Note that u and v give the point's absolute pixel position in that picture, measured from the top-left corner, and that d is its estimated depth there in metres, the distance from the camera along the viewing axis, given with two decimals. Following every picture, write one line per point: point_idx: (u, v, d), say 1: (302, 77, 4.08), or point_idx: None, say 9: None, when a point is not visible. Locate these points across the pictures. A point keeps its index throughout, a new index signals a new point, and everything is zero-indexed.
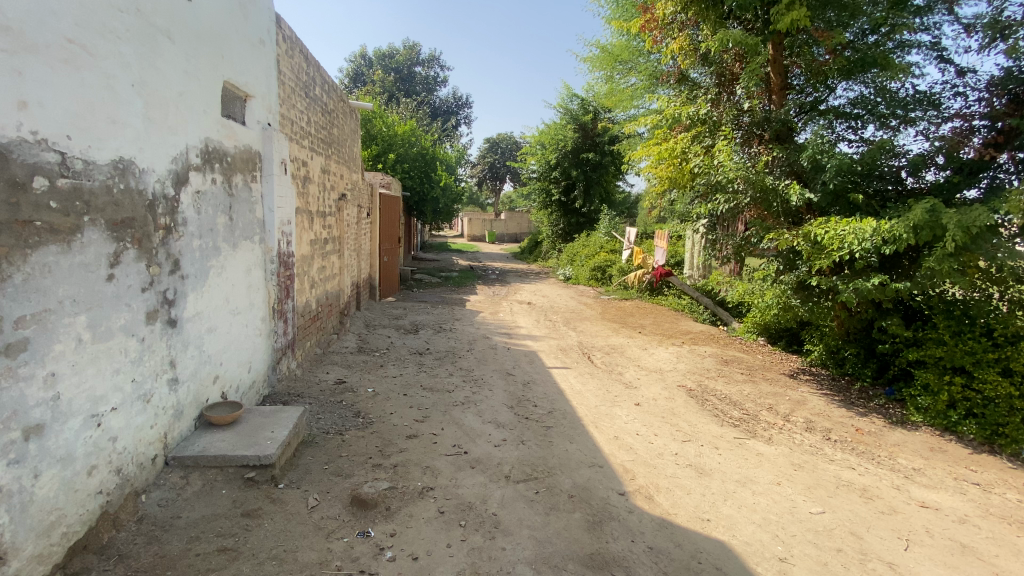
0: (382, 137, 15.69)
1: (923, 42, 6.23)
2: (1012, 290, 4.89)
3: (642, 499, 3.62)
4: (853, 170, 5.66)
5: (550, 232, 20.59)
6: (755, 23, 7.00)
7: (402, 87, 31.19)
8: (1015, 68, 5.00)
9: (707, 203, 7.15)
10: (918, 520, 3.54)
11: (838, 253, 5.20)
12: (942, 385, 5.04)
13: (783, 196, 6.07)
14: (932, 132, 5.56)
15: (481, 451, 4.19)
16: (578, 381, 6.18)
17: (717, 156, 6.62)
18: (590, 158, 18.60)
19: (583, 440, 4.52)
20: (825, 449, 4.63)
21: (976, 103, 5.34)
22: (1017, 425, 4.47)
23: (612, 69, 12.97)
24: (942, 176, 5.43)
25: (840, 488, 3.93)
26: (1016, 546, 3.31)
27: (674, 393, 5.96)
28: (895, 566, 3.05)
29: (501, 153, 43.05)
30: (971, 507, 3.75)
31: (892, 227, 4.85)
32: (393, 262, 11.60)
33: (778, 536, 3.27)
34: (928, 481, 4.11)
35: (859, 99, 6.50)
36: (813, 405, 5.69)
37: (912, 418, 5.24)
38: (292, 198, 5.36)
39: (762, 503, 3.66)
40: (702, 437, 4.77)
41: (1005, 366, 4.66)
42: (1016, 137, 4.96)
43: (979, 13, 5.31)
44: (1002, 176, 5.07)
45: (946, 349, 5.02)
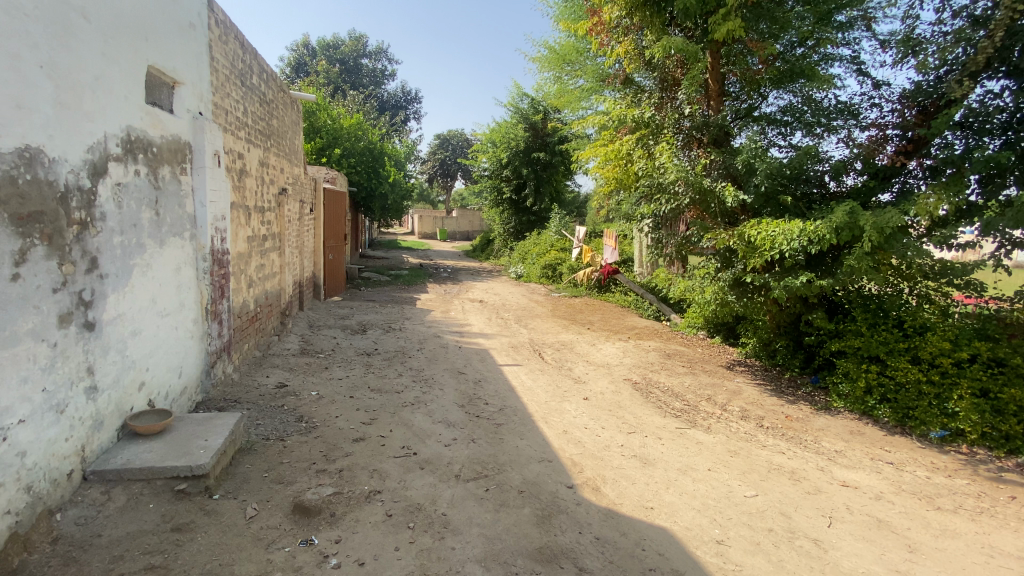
0: (327, 130, 15.11)
1: (845, 55, 6.76)
2: (919, 285, 5.39)
3: (590, 491, 3.70)
4: (782, 174, 6.04)
5: (501, 230, 20.68)
6: (694, 32, 7.29)
7: (348, 79, 30.27)
8: (924, 82, 5.48)
9: (650, 203, 7.35)
10: (839, 498, 3.84)
11: (770, 253, 5.54)
12: (859, 372, 5.46)
13: (720, 198, 6.40)
14: (852, 139, 6.00)
15: (431, 451, 4.14)
16: (529, 378, 6.23)
17: (660, 157, 6.86)
18: (540, 158, 18.80)
19: (533, 436, 4.57)
20: (758, 436, 4.91)
21: (890, 113, 5.82)
22: (925, 408, 4.92)
23: (560, 70, 13.11)
24: (859, 181, 5.92)
25: (772, 472, 4.19)
26: (925, 518, 3.63)
27: (621, 386, 6.15)
28: (819, 542, 3.29)
29: (451, 150, 42.81)
30: (885, 485, 4.09)
31: (817, 227, 5.21)
32: (339, 260, 11.24)
33: (715, 520, 3.44)
34: (848, 462, 4.46)
35: (789, 108, 6.92)
36: (747, 395, 6.02)
37: (834, 404, 5.67)
38: (227, 192, 5.06)
39: (702, 489, 3.84)
40: (647, 428, 4.94)
41: (913, 355, 5.11)
42: (923, 146, 5.48)
43: (894, 30, 5.82)
44: (912, 181, 5.59)
45: (863, 340, 5.46)
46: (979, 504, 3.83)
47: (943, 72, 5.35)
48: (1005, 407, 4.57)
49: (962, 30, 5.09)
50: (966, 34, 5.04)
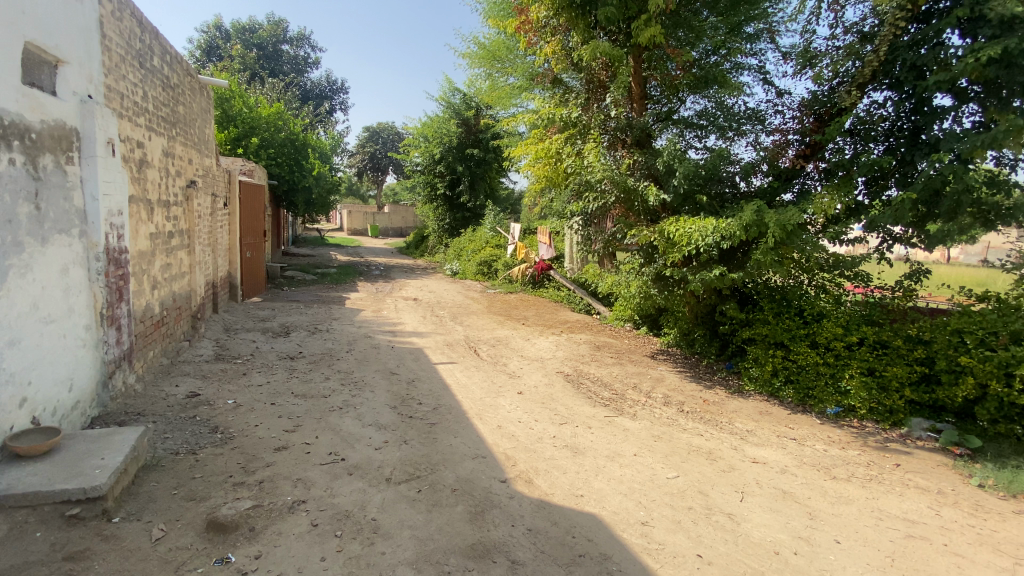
0: (243, 119, 14.19)
1: (752, 65, 7.29)
2: (817, 276, 5.91)
3: (523, 484, 3.76)
4: (698, 174, 6.43)
5: (435, 226, 20.44)
6: (618, 36, 7.55)
7: (268, 66, 28.49)
8: (820, 93, 6.03)
9: (579, 201, 7.54)
10: (750, 474, 4.17)
11: (687, 248, 5.89)
12: (767, 357, 5.96)
13: (643, 197, 6.70)
14: (759, 143, 6.51)
15: (360, 455, 4.01)
16: (463, 375, 6.22)
17: (587, 157, 7.06)
18: (474, 154, 18.74)
19: (467, 433, 4.56)
20: (679, 420, 5.22)
21: (791, 120, 6.36)
22: (822, 388, 5.46)
23: (491, 67, 13.16)
24: (765, 181, 6.41)
25: (691, 453, 4.48)
26: (822, 487, 4.03)
27: (553, 379, 6.30)
28: (733, 515, 3.56)
29: (381, 143, 41.62)
30: (789, 459, 4.50)
31: (728, 225, 5.59)
32: (258, 258, 10.58)
33: (640, 503, 3.61)
34: (758, 440, 4.86)
35: (704, 112, 7.37)
36: (670, 382, 6.38)
37: (746, 387, 6.15)
38: (124, 185, 4.59)
39: (628, 473, 4.03)
40: (577, 418, 5.09)
41: (812, 339, 5.63)
42: (819, 150, 6.06)
43: (795, 44, 6.37)
44: (809, 182, 6.17)
45: (770, 327, 5.95)
46: (866, 472, 4.30)
47: (836, 83, 5.91)
48: (889, 384, 5.11)
49: (852, 45, 5.66)
50: (854, 49, 5.62)
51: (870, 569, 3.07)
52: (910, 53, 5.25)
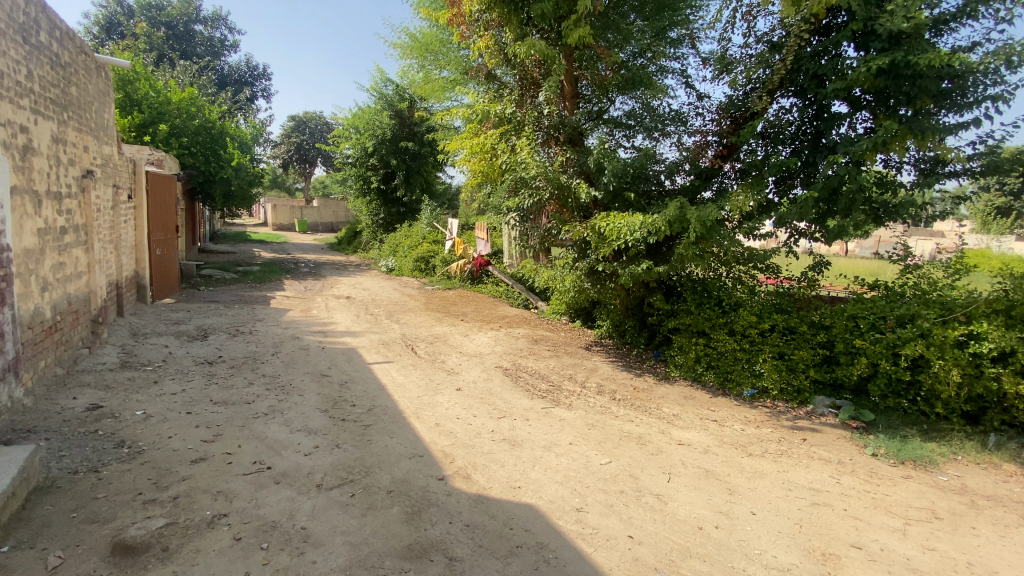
0: (149, 104, 12.96)
1: (676, 68, 7.65)
2: (734, 268, 6.34)
3: (460, 480, 3.75)
4: (627, 172, 6.68)
5: (369, 221, 19.84)
6: (550, 34, 7.65)
7: (178, 46, 26.24)
8: (735, 97, 6.46)
9: (515, 197, 7.58)
10: (677, 456, 4.42)
11: (617, 243, 6.10)
12: (690, 344, 6.34)
13: (575, 193, 6.85)
14: (682, 143, 6.88)
15: (288, 463, 3.82)
16: (399, 374, 6.10)
17: (521, 153, 7.10)
18: (408, 147, 18.33)
19: (403, 433, 4.48)
20: (612, 408, 5.44)
21: (710, 122, 6.78)
22: (739, 371, 5.89)
23: (424, 59, 12.97)
24: (688, 180, 6.79)
25: (623, 439, 4.68)
26: (740, 464, 4.36)
27: (492, 373, 6.34)
28: (661, 496, 3.76)
29: (309, 134, 39.69)
30: (711, 439, 4.82)
31: (654, 221, 5.86)
32: (170, 255, 9.76)
33: (575, 490, 3.73)
34: (683, 423, 5.17)
35: (632, 112, 7.69)
36: (603, 371, 6.63)
37: (672, 373, 6.52)
38: (5, 174, 4.06)
39: (564, 462, 4.14)
40: (515, 411, 5.16)
41: (729, 327, 6.05)
42: (734, 151, 6.50)
43: (713, 50, 6.77)
44: (726, 181, 6.63)
45: (692, 316, 6.34)
46: (778, 448, 4.69)
47: (749, 89, 6.35)
48: (796, 365, 5.58)
49: (763, 53, 6.10)
50: (765, 57, 6.05)
51: (780, 536, 3.36)
52: (812, 63, 5.75)
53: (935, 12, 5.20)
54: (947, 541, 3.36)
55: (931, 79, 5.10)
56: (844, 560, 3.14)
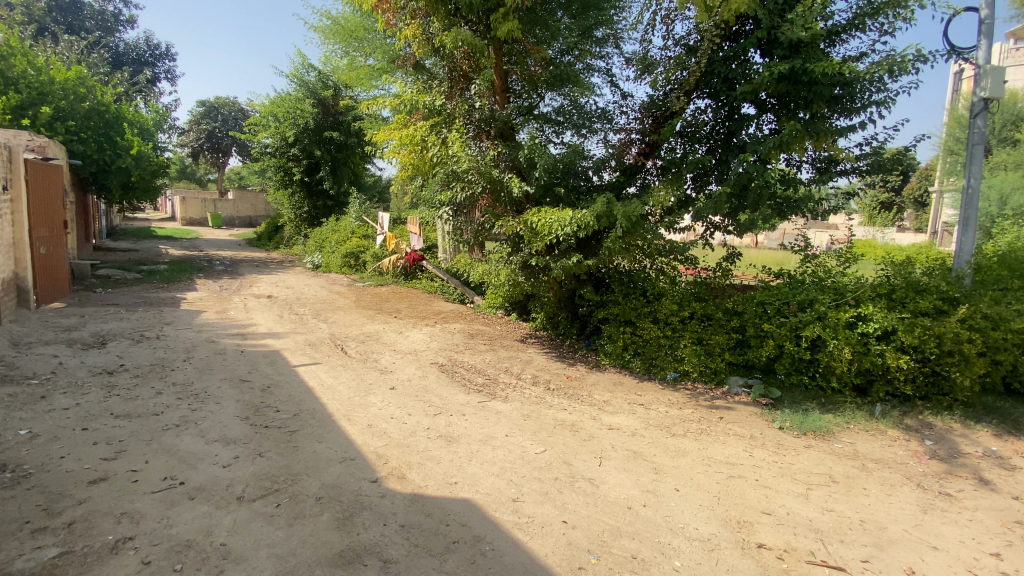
0: (26, 83, 11.43)
1: (601, 67, 7.90)
2: (657, 260, 6.67)
3: (395, 480, 3.68)
4: (557, 168, 6.82)
5: (293, 215, 18.82)
6: (478, 26, 7.57)
7: (61, 18, 23.29)
8: (656, 97, 6.78)
9: (447, 190, 7.49)
10: (608, 440, 4.61)
11: (549, 237, 6.20)
12: (618, 333, 6.61)
13: (507, 188, 6.87)
14: (607, 140, 7.13)
15: (204, 476, 3.56)
16: (329, 375, 5.85)
17: (452, 146, 7.01)
18: (333, 137, 17.50)
19: (333, 437, 4.31)
20: (546, 398, 5.56)
21: (634, 120, 7.07)
22: (662, 357, 6.25)
23: (348, 45, 12.44)
24: (614, 176, 7.05)
25: (557, 428, 4.80)
26: (665, 444, 4.62)
27: (427, 370, 6.25)
28: (593, 480, 3.91)
29: (222, 121, 36.79)
30: (639, 423, 5.07)
31: (583, 216, 6.02)
32: (58, 254, 8.70)
33: (511, 481, 3.78)
34: (613, 409, 5.39)
35: (561, 109, 7.86)
36: (538, 363, 6.75)
37: (602, 361, 6.78)
38: None
39: (500, 455, 4.18)
40: (450, 407, 5.13)
41: (654, 316, 6.38)
42: (656, 149, 6.84)
43: (636, 51, 7.04)
44: (649, 178, 6.97)
45: (620, 306, 6.63)
46: (699, 427, 5.02)
47: (668, 89, 6.68)
48: (713, 349, 5.99)
49: (681, 56, 6.44)
50: (682, 60, 6.40)
51: (701, 509, 3.61)
52: (724, 67, 6.13)
53: (828, 24, 5.73)
54: (841, 501, 3.76)
55: (825, 85, 5.62)
56: (756, 526, 3.43)
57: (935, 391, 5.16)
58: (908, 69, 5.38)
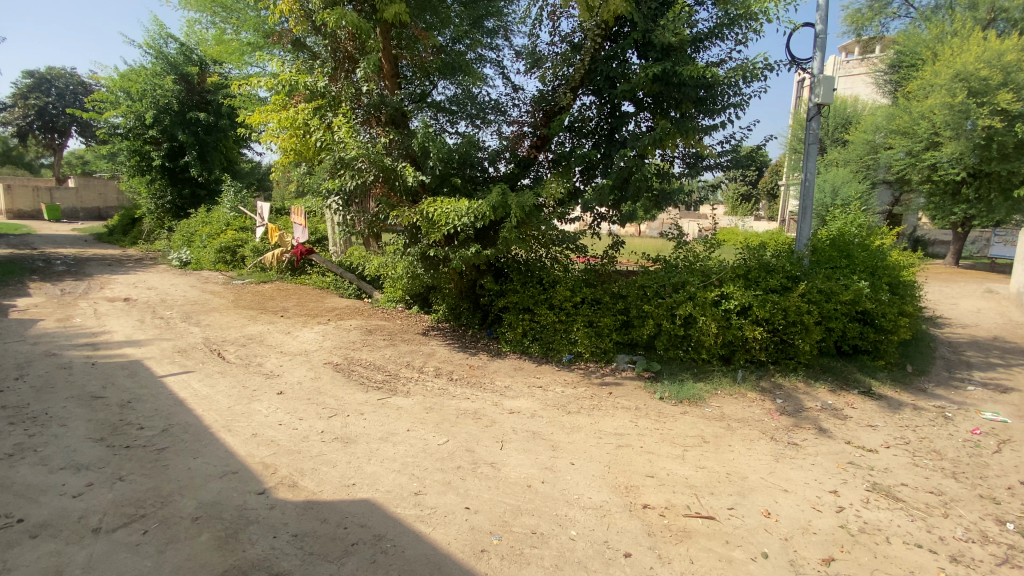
0: None
1: (491, 58, 7.97)
2: (552, 249, 6.95)
3: (285, 490, 3.46)
4: (452, 158, 6.75)
5: (153, 206, 16.61)
6: (363, 6, 7.18)
7: None
8: (545, 92, 7.03)
9: (335, 179, 7.11)
10: (509, 425, 4.74)
11: (446, 228, 6.15)
12: (518, 320, 6.79)
13: (401, 177, 6.68)
14: (501, 131, 7.25)
15: (49, 510, 3.07)
16: (204, 385, 5.29)
17: (339, 132, 6.66)
18: (200, 119, 15.66)
19: (211, 451, 3.94)
20: (448, 389, 5.56)
21: (525, 113, 7.26)
22: (560, 341, 6.55)
23: (216, 16, 11.20)
24: (509, 167, 7.20)
25: (460, 417, 4.84)
26: (562, 422, 4.87)
27: (320, 371, 5.92)
28: (495, 464, 4.00)
29: (56, 95, 31.20)
30: (539, 405, 5.28)
31: (479, 206, 6.06)
32: None
33: (412, 475, 3.74)
34: (514, 394, 5.55)
35: (454, 99, 7.83)
36: (439, 355, 6.72)
37: (503, 349, 6.94)
38: None
39: (401, 450, 4.12)
40: (347, 407, 4.92)
41: (550, 303, 6.65)
42: (546, 143, 7.11)
43: (524, 45, 7.19)
44: (541, 170, 7.22)
45: (519, 294, 6.82)
46: (592, 403, 5.36)
47: (555, 84, 6.95)
48: (603, 331, 6.40)
49: (566, 53, 6.70)
50: (568, 56, 6.67)
51: (595, 479, 3.88)
52: (605, 66, 6.50)
53: (693, 31, 6.32)
54: (712, 458, 4.27)
55: (691, 87, 6.21)
56: (642, 489, 3.77)
57: (783, 356, 6.00)
58: (757, 76, 6.13)
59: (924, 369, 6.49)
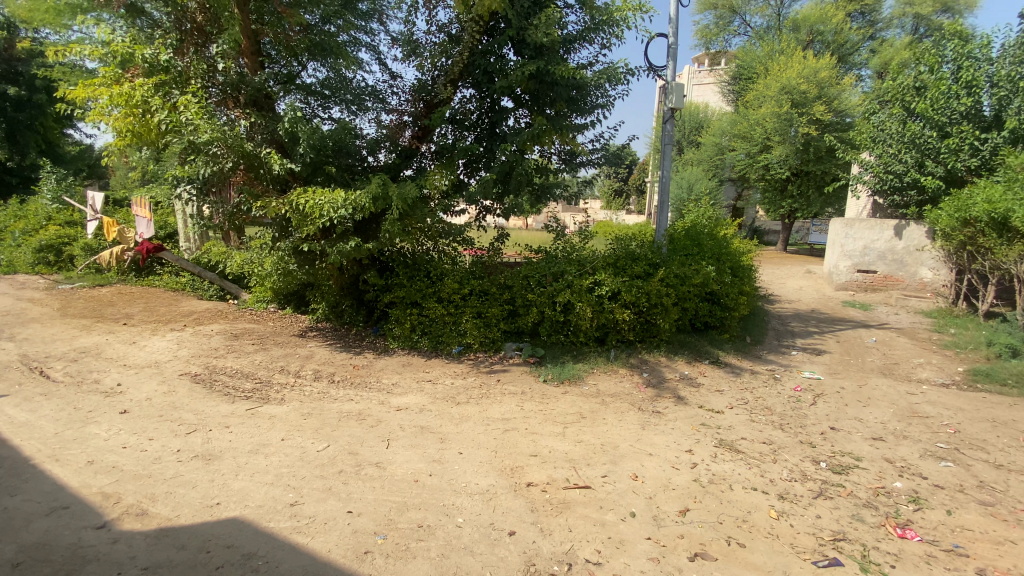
0: None
1: (367, 42, 7.64)
2: (438, 242, 6.89)
3: (133, 519, 3.05)
4: (326, 146, 6.32)
5: None
6: None
7: None
8: (424, 81, 6.92)
9: (185, 165, 6.31)
10: (395, 422, 4.64)
11: (320, 220, 5.78)
12: (405, 316, 6.65)
13: (267, 164, 6.16)
14: (380, 120, 7.01)
15: None
16: (20, 410, 4.41)
17: (186, 112, 5.89)
18: (6, 91, 12.91)
19: (32, 486, 3.32)
20: (330, 392, 5.28)
21: (405, 102, 7.11)
22: (449, 334, 6.55)
23: None
24: (390, 157, 6.99)
25: (342, 420, 4.63)
26: (450, 414, 4.89)
27: (175, 384, 5.26)
28: (380, 463, 3.90)
29: None
30: (426, 399, 5.24)
31: (357, 197, 5.80)
32: None
33: (288, 486, 3.51)
34: (401, 390, 5.45)
35: (326, 82, 7.38)
36: (319, 356, 6.34)
37: (390, 345, 6.76)
38: None
39: (275, 461, 3.83)
40: (209, 421, 4.44)
41: (438, 296, 6.61)
42: (427, 133, 7.05)
43: (400, 32, 7.00)
44: (424, 161, 7.13)
45: (405, 289, 6.67)
46: (480, 392, 5.46)
47: (435, 74, 6.88)
48: (491, 320, 6.53)
49: (444, 43, 6.66)
50: (446, 47, 6.65)
51: (481, 465, 3.97)
52: (483, 60, 6.59)
53: (564, 32, 6.65)
54: (589, 433, 4.60)
55: (563, 86, 6.55)
56: (526, 468, 3.94)
57: (649, 334, 6.64)
58: (621, 79, 6.64)
59: (760, 339, 7.63)
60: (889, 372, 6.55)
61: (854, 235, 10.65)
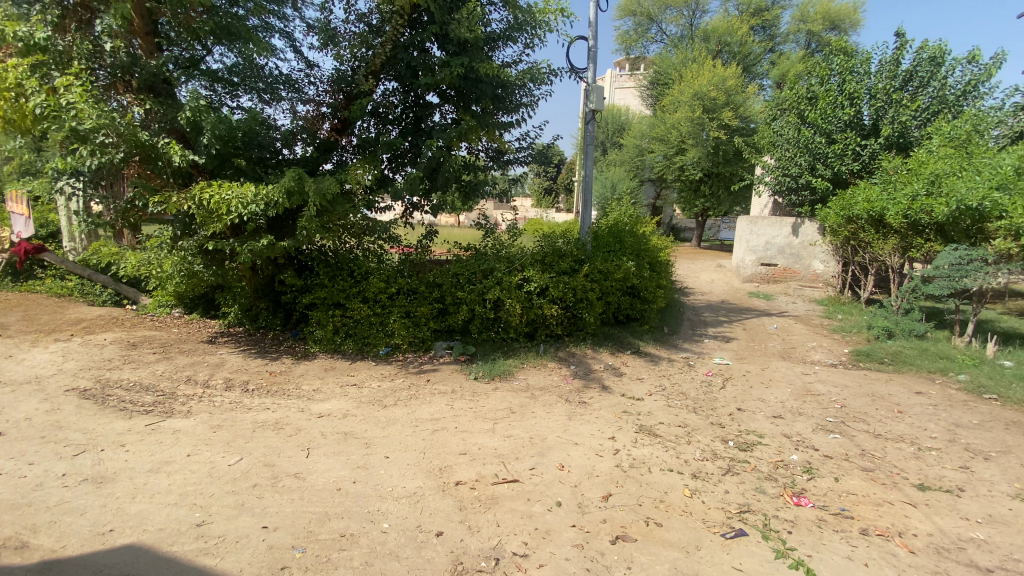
0: None
1: (281, 28, 7.18)
2: (362, 241, 6.66)
3: (7, 556, 2.70)
4: (233, 137, 5.87)
5: None
6: None
7: None
8: (343, 71, 6.62)
9: (67, 156, 5.64)
10: (316, 430, 4.44)
11: (228, 217, 5.38)
12: (327, 318, 6.36)
13: (165, 155, 5.64)
14: (296, 111, 6.63)
15: None
16: None
17: (65, 95, 5.26)
18: None
19: None
20: (243, 402, 4.95)
21: (323, 93, 6.78)
22: (375, 335, 6.36)
23: None
24: (307, 150, 6.64)
25: (257, 430, 4.35)
26: (376, 417, 4.76)
27: (59, 400, 4.69)
28: (299, 474, 3.72)
29: None
30: (350, 403, 5.06)
31: (269, 193, 5.47)
32: None
33: (194, 505, 3.25)
34: (323, 396, 5.22)
35: (235, 69, 6.78)
36: (231, 364, 5.92)
37: (312, 349, 6.44)
38: None
39: (179, 479, 3.53)
40: (102, 440, 4.00)
41: (363, 296, 6.39)
42: (348, 126, 6.79)
43: (316, 19, 6.65)
44: (345, 155, 6.85)
45: (327, 289, 6.38)
46: (408, 394, 5.36)
47: (354, 65, 6.61)
48: (419, 320, 6.41)
49: (364, 34, 6.42)
50: (365, 38, 6.42)
51: (408, 468, 3.90)
52: (406, 53, 6.45)
53: (488, 30, 6.67)
54: (517, 427, 4.67)
55: (488, 84, 6.56)
56: (455, 467, 3.93)
57: (575, 329, 6.85)
58: (544, 80, 6.76)
59: (676, 330, 8.12)
60: (787, 355, 7.22)
61: (758, 232, 11.63)
